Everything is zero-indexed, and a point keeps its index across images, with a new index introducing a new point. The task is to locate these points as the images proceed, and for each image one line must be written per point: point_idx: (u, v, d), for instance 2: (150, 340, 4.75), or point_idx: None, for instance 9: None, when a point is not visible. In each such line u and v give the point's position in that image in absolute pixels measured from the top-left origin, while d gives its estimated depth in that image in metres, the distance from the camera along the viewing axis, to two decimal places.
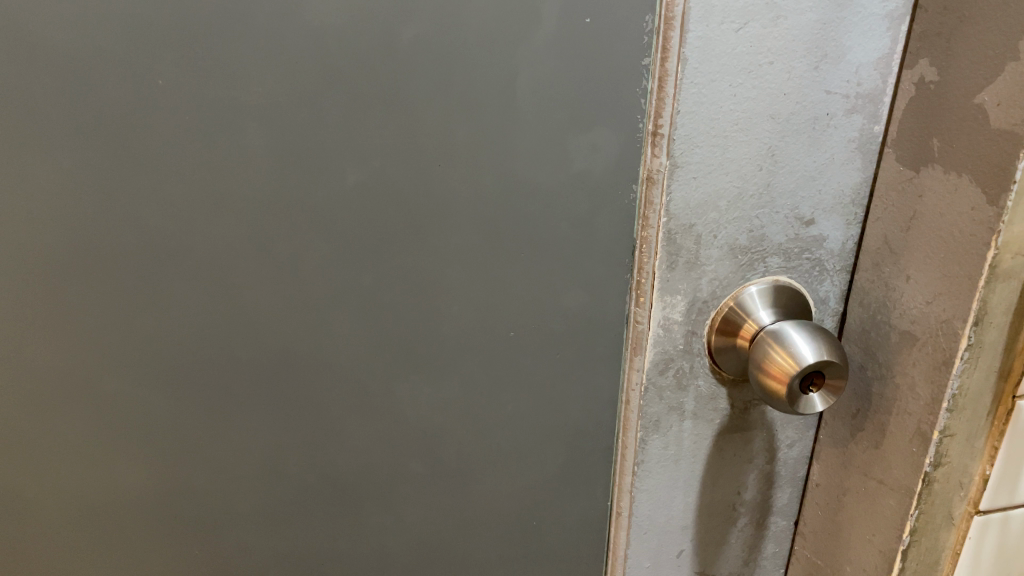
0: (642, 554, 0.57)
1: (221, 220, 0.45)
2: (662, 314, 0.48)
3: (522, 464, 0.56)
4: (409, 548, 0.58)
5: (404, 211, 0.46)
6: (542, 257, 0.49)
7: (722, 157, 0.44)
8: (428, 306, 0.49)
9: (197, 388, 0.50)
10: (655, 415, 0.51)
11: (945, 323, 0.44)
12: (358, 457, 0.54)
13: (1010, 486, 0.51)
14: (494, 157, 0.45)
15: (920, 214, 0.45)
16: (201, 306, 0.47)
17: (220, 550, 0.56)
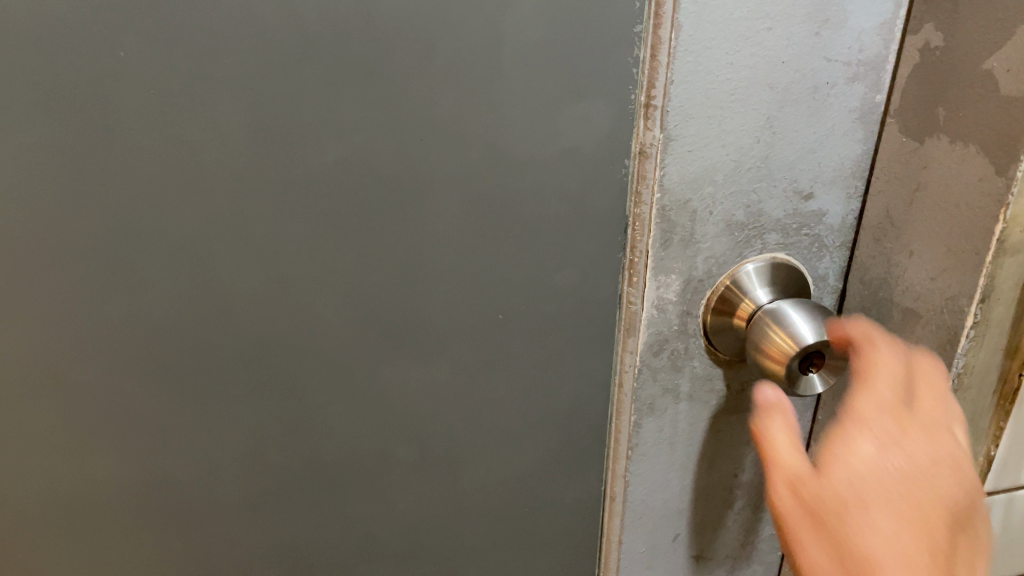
0: (637, 539, 0.56)
1: (193, 201, 0.42)
2: (656, 293, 0.46)
3: (514, 450, 0.54)
4: (397, 537, 0.56)
5: (386, 188, 0.43)
6: (531, 235, 0.46)
7: (719, 129, 0.42)
8: (412, 288, 0.47)
9: (173, 377, 0.48)
10: (649, 398, 0.50)
11: (951, 299, 0.43)
12: (343, 445, 0.52)
13: (1015, 466, 0.49)
14: (480, 131, 0.43)
15: (924, 187, 0.43)
16: (175, 292, 0.45)
17: (202, 544, 0.54)
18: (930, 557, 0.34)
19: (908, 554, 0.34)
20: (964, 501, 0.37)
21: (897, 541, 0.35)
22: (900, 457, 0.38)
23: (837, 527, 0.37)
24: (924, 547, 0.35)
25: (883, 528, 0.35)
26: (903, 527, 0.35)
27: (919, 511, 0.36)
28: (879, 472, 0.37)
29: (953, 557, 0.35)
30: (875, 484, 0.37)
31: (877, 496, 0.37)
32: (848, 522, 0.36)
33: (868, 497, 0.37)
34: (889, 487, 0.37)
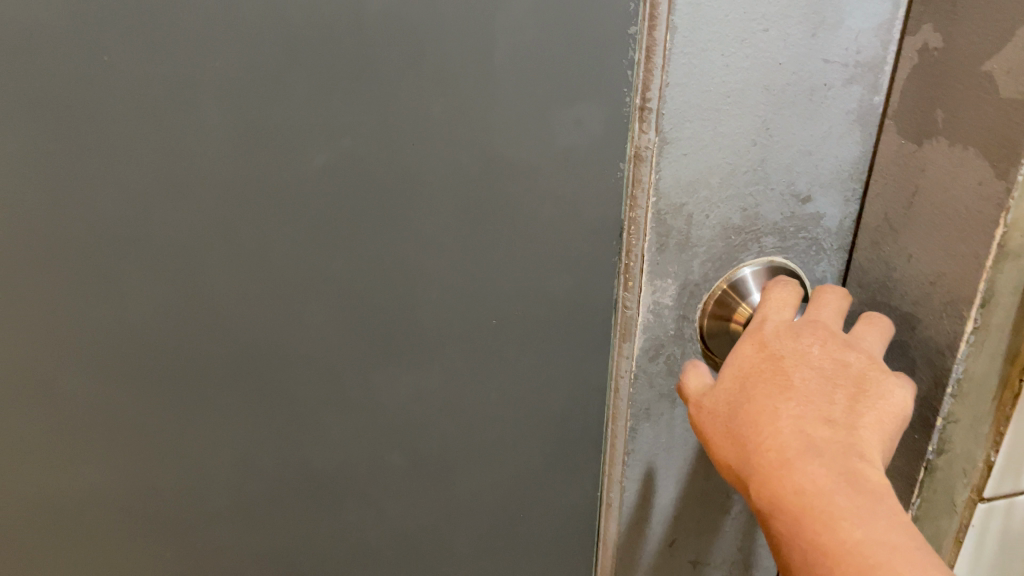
0: (633, 543, 0.55)
1: (180, 207, 0.42)
2: (652, 298, 0.46)
3: (509, 456, 0.54)
4: (391, 543, 0.56)
5: (377, 193, 0.43)
6: (526, 240, 0.46)
7: (714, 132, 0.42)
8: (405, 293, 0.46)
9: (163, 385, 0.47)
10: (645, 402, 0.50)
11: (950, 304, 0.42)
12: (336, 452, 0.51)
13: (1015, 472, 0.49)
14: (472, 135, 0.42)
15: (922, 190, 0.43)
16: (163, 299, 0.44)
17: (194, 552, 0.54)
18: (821, 433, 0.37)
19: (805, 436, 0.37)
20: (858, 366, 0.40)
21: (795, 427, 0.37)
22: (801, 339, 0.41)
23: (742, 424, 0.39)
24: (820, 424, 0.37)
25: (779, 412, 0.38)
26: (804, 411, 0.38)
27: (813, 394, 0.38)
28: (781, 359, 0.40)
29: (846, 427, 0.37)
30: (775, 374, 0.39)
31: (777, 384, 0.39)
32: (749, 418, 0.39)
33: (764, 391, 0.39)
34: (781, 371, 0.39)
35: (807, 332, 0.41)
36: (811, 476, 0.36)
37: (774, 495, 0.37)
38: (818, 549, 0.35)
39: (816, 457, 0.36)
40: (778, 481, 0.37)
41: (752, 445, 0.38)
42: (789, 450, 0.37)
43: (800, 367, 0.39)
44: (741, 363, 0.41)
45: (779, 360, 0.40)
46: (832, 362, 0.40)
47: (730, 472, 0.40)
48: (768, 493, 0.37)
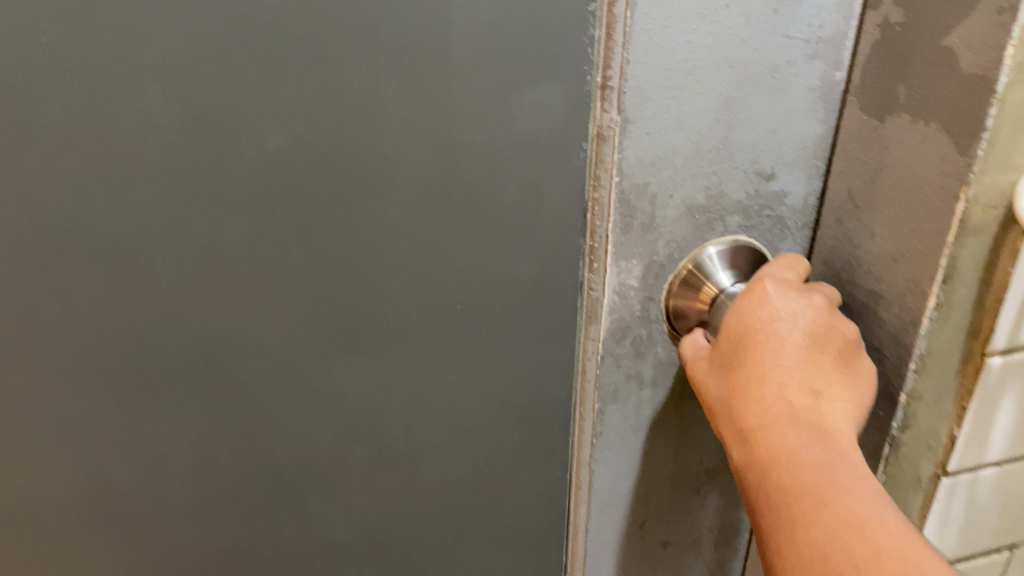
0: (603, 526, 0.55)
1: (128, 196, 0.40)
2: (617, 280, 0.46)
3: (476, 443, 0.53)
4: (358, 534, 0.55)
5: (333, 178, 0.42)
6: (489, 224, 0.45)
7: (677, 111, 0.41)
8: (364, 281, 0.45)
9: (116, 379, 0.46)
10: (612, 384, 0.50)
11: (912, 281, 0.42)
12: (299, 444, 0.50)
13: (979, 447, 0.48)
14: (429, 117, 0.41)
15: (885, 166, 0.43)
16: (114, 291, 0.43)
17: (155, 549, 0.52)
18: (800, 399, 0.38)
19: (783, 401, 0.38)
20: (848, 335, 0.40)
21: (774, 392, 0.38)
22: (795, 300, 0.40)
23: (728, 387, 0.40)
24: (801, 390, 0.38)
25: (763, 377, 0.38)
26: (790, 379, 0.38)
27: (798, 360, 0.39)
28: (772, 323, 0.39)
29: (826, 395, 0.38)
30: (766, 339, 0.39)
31: (766, 349, 0.39)
32: (734, 381, 0.40)
33: (756, 355, 0.39)
34: (774, 336, 0.39)
35: (805, 294, 0.40)
36: (780, 434, 0.37)
37: (747, 452, 0.38)
38: (775, 495, 0.36)
39: (792, 419, 0.37)
40: (753, 439, 0.38)
41: (734, 407, 0.39)
42: (766, 412, 0.38)
43: (795, 330, 0.39)
44: (735, 319, 0.40)
45: (776, 321, 0.39)
46: (824, 328, 0.39)
47: (717, 432, 0.41)
48: (743, 451, 0.38)
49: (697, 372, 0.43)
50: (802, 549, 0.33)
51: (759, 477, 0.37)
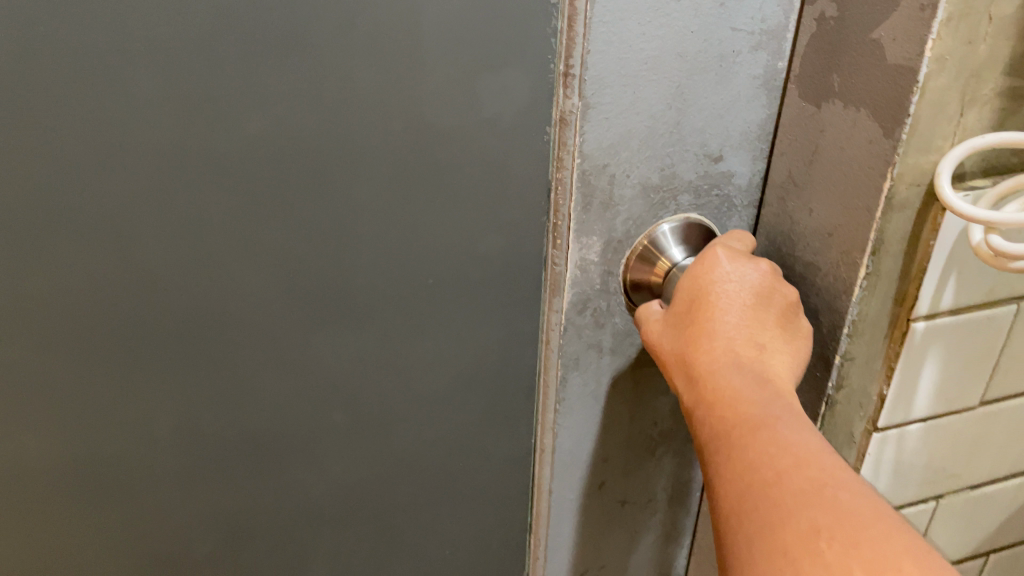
0: (565, 487, 0.59)
1: (116, 176, 0.42)
2: (579, 255, 0.49)
3: (446, 410, 0.56)
4: (334, 498, 0.58)
5: (312, 158, 0.44)
6: (459, 202, 0.48)
7: (633, 97, 0.45)
8: (341, 256, 0.48)
9: (102, 352, 0.48)
10: (574, 353, 0.53)
11: (846, 253, 0.46)
12: (278, 412, 0.53)
13: (906, 404, 0.53)
14: (403, 101, 0.44)
15: (821, 149, 0.47)
16: (101, 267, 0.45)
17: (138, 516, 0.55)
18: (747, 350, 0.42)
19: (731, 350, 0.42)
20: (790, 297, 0.45)
21: (725, 343, 0.42)
22: (744, 265, 0.44)
23: (683, 342, 0.44)
24: (747, 343, 0.42)
25: (715, 331, 0.43)
26: (737, 333, 0.42)
27: (746, 317, 0.43)
28: (723, 284, 0.44)
29: (769, 347, 0.43)
30: (717, 297, 0.43)
31: (716, 307, 0.43)
32: (688, 336, 0.44)
33: (707, 313, 0.43)
34: (724, 295, 0.43)
35: (753, 261, 0.45)
36: (726, 376, 0.40)
37: (699, 396, 0.41)
38: (720, 427, 0.39)
39: (739, 366, 0.41)
40: (704, 384, 0.41)
41: (686, 357, 0.43)
42: (717, 360, 0.41)
43: (742, 291, 0.43)
44: (690, 283, 0.45)
45: (725, 283, 0.44)
46: (769, 291, 0.44)
47: (673, 386, 0.45)
48: (694, 395, 0.42)
49: (651, 332, 0.47)
50: (738, 464, 0.37)
51: (708, 415, 0.40)
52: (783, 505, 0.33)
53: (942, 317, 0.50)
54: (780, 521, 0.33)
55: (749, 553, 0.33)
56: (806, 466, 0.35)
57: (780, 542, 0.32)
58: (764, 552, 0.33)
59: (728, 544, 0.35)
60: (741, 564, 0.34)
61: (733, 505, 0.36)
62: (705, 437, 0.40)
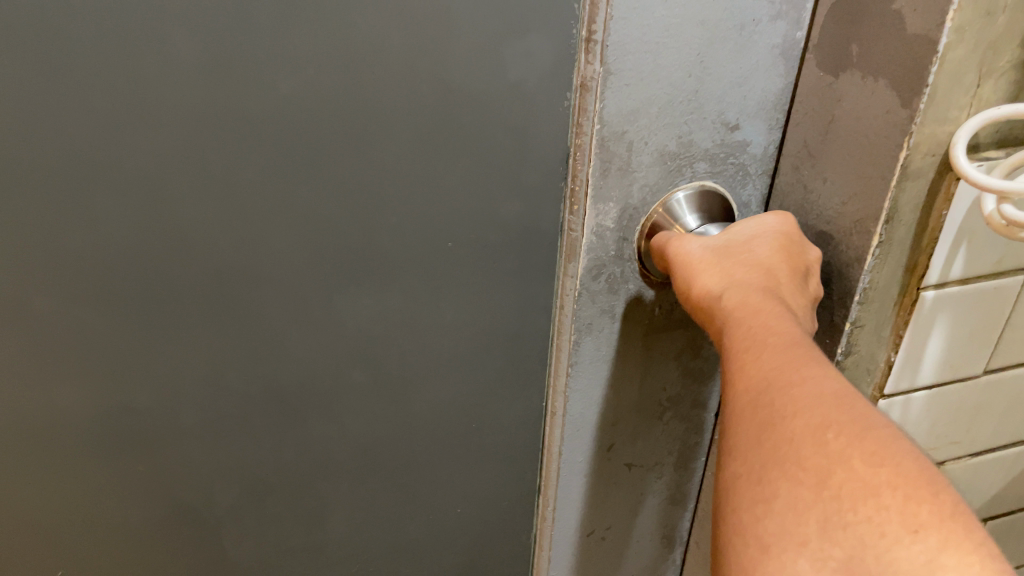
0: (575, 449, 0.61)
1: (148, 134, 0.43)
2: (596, 221, 0.50)
3: (462, 370, 0.58)
4: (352, 454, 0.59)
5: (339, 121, 0.45)
6: (480, 165, 0.49)
7: (654, 64, 0.45)
8: (365, 218, 0.49)
9: (132, 307, 0.48)
10: (587, 318, 0.54)
11: (859, 222, 0.47)
12: (301, 369, 0.54)
13: (912, 372, 0.54)
14: (430, 64, 0.44)
15: (837, 119, 0.47)
16: (132, 224, 0.45)
17: (163, 469, 0.56)
18: (787, 291, 0.44)
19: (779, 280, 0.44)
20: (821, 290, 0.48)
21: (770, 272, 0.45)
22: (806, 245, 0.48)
23: (731, 258, 0.46)
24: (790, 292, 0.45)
25: (761, 262, 0.45)
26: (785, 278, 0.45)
27: (788, 263, 0.46)
28: (784, 238, 0.47)
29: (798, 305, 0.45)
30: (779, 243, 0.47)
31: (774, 249, 0.46)
32: (739, 256, 0.46)
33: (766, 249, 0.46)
34: (787, 245, 0.47)
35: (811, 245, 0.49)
36: (776, 298, 0.42)
37: (741, 296, 0.43)
38: (760, 324, 0.40)
39: (782, 294, 0.43)
40: (750, 291, 0.43)
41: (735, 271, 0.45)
42: (764, 280, 0.44)
43: (799, 255, 0.47)
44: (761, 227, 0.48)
45: (790, 241, 0.47)
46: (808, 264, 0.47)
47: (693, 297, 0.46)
48: (736, 295, 0.43)
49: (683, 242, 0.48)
50: (764, 362, 0.38)
51: (748, 313, 0.41)
52: (800, 399, 0.35)
53: (951, 287, 0.51)
54: (791, 414, 0.35)
55: (755, 440, 0.35)
56: (825, 375, 0.36)
57: (788, 431, 0.34)
58: (769, 440, 0.35)
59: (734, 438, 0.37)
60: (738, 451, 0.36)
61: (749, 392, 0.37)
62: (740, 331, 0.41)
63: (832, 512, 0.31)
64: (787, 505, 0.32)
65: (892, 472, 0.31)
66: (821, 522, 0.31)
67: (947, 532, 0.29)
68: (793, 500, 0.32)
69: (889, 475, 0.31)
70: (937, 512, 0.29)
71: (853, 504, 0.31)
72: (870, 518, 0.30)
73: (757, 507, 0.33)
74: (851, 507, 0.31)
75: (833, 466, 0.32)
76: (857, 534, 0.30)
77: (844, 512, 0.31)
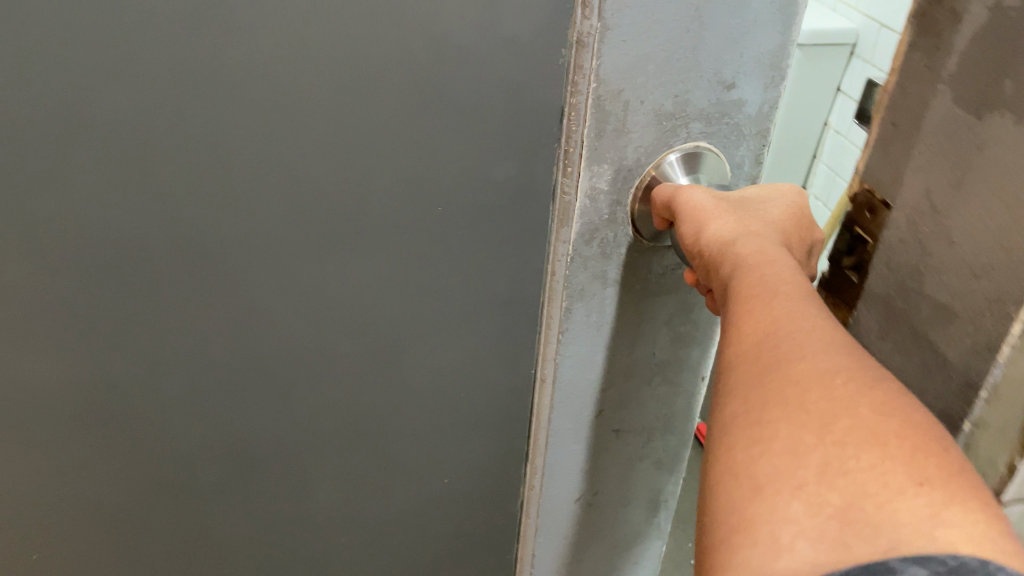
0: (564, 415, 0.60)
1: (123, 92, 0.40)
2: (590, 182, 0.49)
3: (452, 338, 0.56)
4: (339, 425, 0.58)
5: (327, 78, 0.42)
6: (474, 126, 0.47)
7: (652, 18, 0.44)
8: (353, 181, 0.47)
9: (109, 277, 0.46)
10: (580, 284, 0.53)
11: (993, 295, 0.43)
12: (287, 340, 0.52)
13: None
14: (425, 17, 0.41)
15: (981, 172, 0.42)
16: (108, 189, 0.43)
17: (145, 442, 0.54)
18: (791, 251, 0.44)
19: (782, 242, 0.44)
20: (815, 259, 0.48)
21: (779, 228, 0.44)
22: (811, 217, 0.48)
23: (738, 214, 0.45)
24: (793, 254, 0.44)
25: (767, 219, 0.45)
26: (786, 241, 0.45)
27: (794, 224, 0.46)
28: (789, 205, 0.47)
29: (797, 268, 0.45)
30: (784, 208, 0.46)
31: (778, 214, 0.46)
32: (746, 214, 0.46)
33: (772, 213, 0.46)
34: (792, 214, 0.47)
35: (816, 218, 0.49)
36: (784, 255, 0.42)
37: (755, 246, 0.42)
38: (772, 274, 0.40)
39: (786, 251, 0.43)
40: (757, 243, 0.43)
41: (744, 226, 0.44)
42: (769, 236, 0.44)
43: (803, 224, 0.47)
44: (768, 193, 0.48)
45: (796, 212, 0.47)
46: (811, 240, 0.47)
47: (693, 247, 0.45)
48: (750, 244, 0.42)
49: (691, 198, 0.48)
50: (779, 311, 0.37)
51: (762, 262, 0.41)
52: (808, 347, 0.35)
53: None
54: (796, 359, 0.35)
55: (755, 383, 0.35)
56: (829, 333, 0.36)
57: (793, 374, 0.34)
58: (773, 379, 0.34)
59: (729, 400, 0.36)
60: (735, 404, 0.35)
61: (755, 338, 0.37)
62: (754, 277, 0.40)
63: (834, 457, 0.30)
64: (787, 448, 0.31)
65: (900, 424, 0.31)
66: (821, 467, 0.30)
67: (952, 490, 0.28)
68: (792, 442, 0.32)
69: (896, 426, 0.31)
70: (945, 467, 0.29)
71: (857, 451, 0.30)
72: (874, 468, 0.29)
73: (753, 445, 0.33)
74: (854, 454, 0.30)
75: (839, 412, 0.31)
76: (856, 482, 0.29)
77: (846, 458, 0.30)
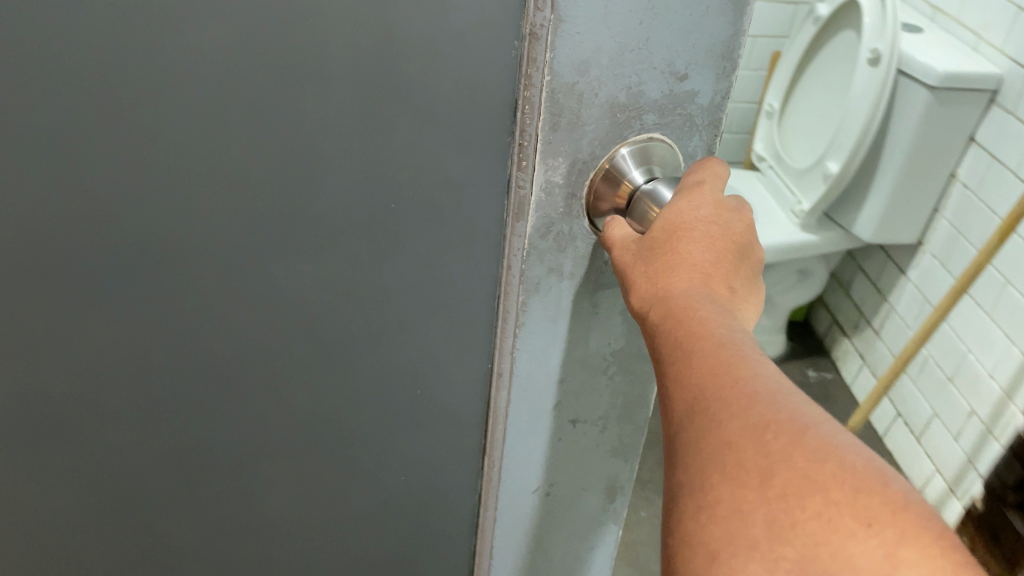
0: (521, 410, 0.60)
1: (56, 77, 0.39)
2: (545, 176, 0.48)
3: (406, 336, 0.55)
4: (291, 427, 0.57)
5: (271, 72, 0.41)
6: (425, 121, 0.45)
7: (606, 11, 0.42)
8: (299, 178, 0.45)
9: (48, 270, 0.45)
10: (536, 278, 0.52)
11: None
12: (235, 343, 0.51)
13: None
14: (372, 8, 0.40)
15: None
16: (43, 179, 0.42)
17: (89, 444, 0.52)
18: (719, 287, 0.43)
19: (707, 282, 0.43)
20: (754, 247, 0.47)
21: (700, 270, 0.44)
22: (733, 215, 0.46)
23: (655, 264, 0.45)
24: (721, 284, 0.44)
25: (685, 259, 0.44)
26: (713, 270, 0.44)
27: (719, 251, 0.45)
28: (708, 221, 0.45)
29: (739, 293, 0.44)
30: (701, 233, 0.45)
31: (697, 241, 0.45)
32: (662, 259, 0.45)
33: (687, 245, 0.45)
34: (710, 236, 0.45)
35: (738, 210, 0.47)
36: (700, 303, 0.41)
37: (668, 309, 0.42)
38: (685, 338, 0.40)
39: (711, 294, 0.43)
40: (674, 300, 0.42)
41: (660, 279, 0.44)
42: (687, 284, 0.43)
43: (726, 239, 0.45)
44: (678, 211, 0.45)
45: (717, 231, 0.45)
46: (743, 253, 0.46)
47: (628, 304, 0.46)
48: (663, 309, 0.42)
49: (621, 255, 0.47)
50: (700, 368, 0.38)
51: (676, 323, 0.41)
52: (737, 403, 0.35)
53: None
54: (726, 417, 0.35)
55: (691, 450, 0.35)
56: (761, 373, 0.37)
57: (724, 437, 0.34)
58: (706, 446, 0.35)
59: (678, 454, 0.36)
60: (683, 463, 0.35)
61: (685, 404, 0.37)
62: (670, 345, 0.40)
63: (779, 512, 0.31)
64: (732, 509, 0.32)
65: (837, 466, 0.32)
66: (769, 524, 0.31)
67: (903, 525, 0.29)
68: (735, 504, 0.32)
69: (834, 469, 0.32)
70: (890, 502, 0.30)
71: (801, 501, 0.31)
72: (819, 515, 0.31)
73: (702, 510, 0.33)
74: (798, 505, 0.31)
75: (776, 466, 0.33)
76: (806, 532, 0.31)
77: (791, 510, 0.31)
